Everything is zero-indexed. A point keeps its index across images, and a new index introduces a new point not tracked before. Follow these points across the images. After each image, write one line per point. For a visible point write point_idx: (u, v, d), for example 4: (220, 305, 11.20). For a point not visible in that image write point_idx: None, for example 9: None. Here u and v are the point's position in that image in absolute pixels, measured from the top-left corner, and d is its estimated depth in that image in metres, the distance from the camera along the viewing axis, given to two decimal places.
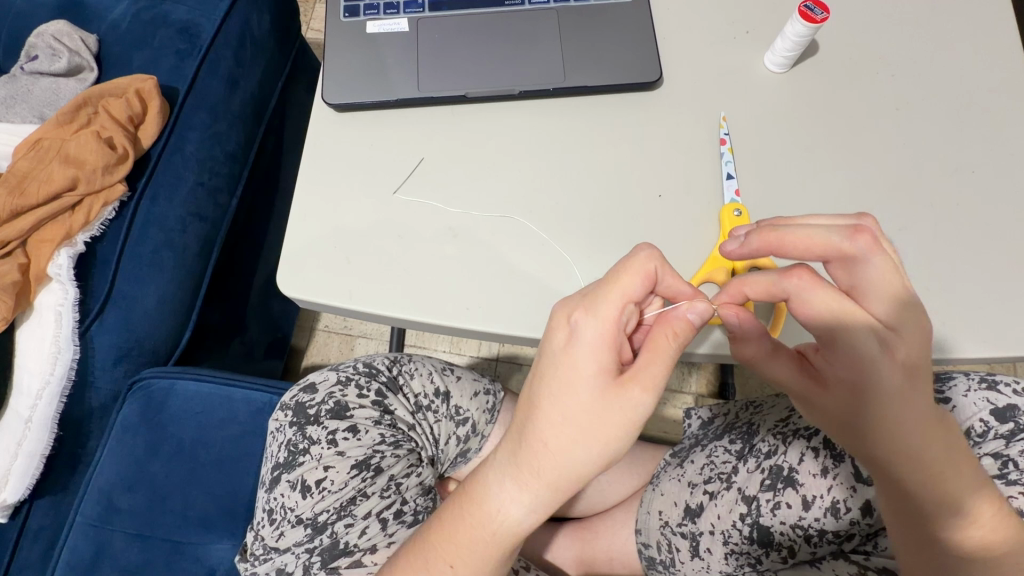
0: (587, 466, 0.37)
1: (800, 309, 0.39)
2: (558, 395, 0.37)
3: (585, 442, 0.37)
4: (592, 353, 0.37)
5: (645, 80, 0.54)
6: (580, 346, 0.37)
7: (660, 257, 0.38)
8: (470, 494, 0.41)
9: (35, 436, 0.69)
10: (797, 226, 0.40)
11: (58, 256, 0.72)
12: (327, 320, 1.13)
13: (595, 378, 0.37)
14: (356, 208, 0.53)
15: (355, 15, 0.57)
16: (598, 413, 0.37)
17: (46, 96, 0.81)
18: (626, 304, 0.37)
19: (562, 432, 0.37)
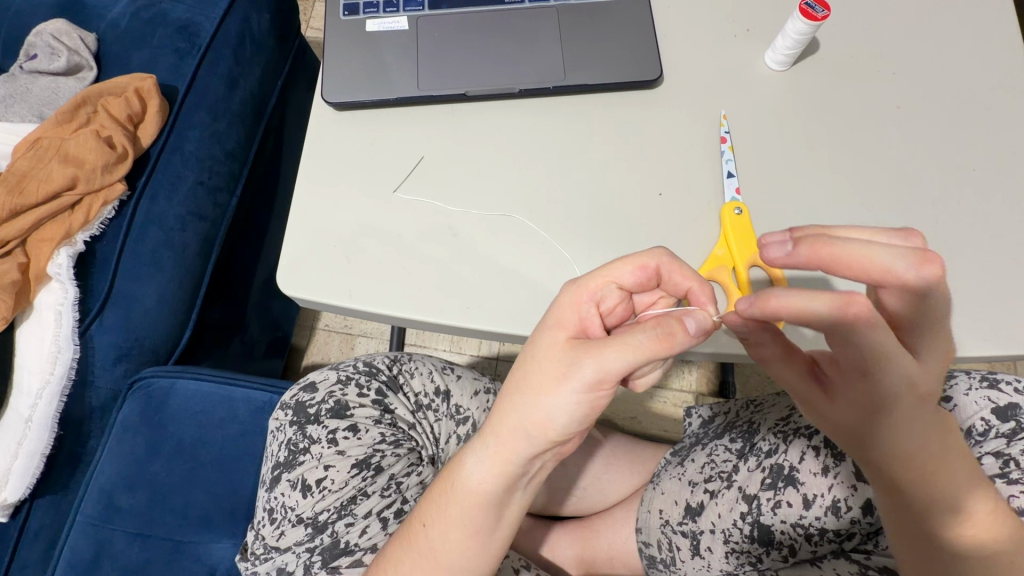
0: (524, 421, 0.39)
1: (839, 339, 0.34)
2: (527, 353, 0.40)
3: (528, 397, 0.38)
4: (559, 315, 0.39)
5: (645, 78, 0.54)
6: (559, 309, 0.40)
7: (667, 255, 0.39)
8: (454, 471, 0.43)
9: (36, 436, 0.69)
10: (859, 243, 0.34)
11: (58, 256, 0.72)
12: (328, 319, 1.13)
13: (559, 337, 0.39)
14: (356, 207, 0.52)
15: (355, 13, 0.57)
16: (545, 369, 0.38)
17: (45, 95, 0.81)
18: (612, 280, 0.39)
19: (513, 383, 0.39)
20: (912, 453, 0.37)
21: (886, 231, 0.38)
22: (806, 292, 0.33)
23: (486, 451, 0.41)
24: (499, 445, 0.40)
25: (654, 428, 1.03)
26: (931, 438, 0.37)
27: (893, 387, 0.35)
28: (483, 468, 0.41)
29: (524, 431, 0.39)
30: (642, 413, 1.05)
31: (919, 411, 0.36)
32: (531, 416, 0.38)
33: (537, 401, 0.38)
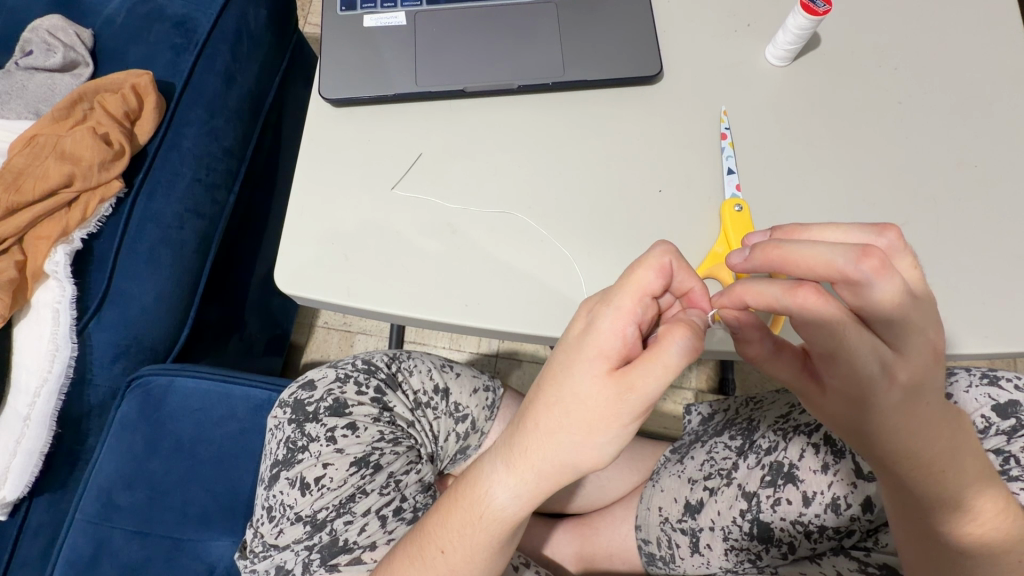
0: (573, 456, 0.37)
1: (801, 325, 0.36)
2: (564, 384, 0.37)
3: (577, 430, 0.36)
4: (601, 344, 0.36)
5: (644, 74, 0.54)
6: (594, 337, 0.36)
7: (669, 255, 0.36)
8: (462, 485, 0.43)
9: (34, 434, 0.69)
10: (800, 242, 0.36)
11: (55, 253, 0.72)
12: (327, 316, 1.13)
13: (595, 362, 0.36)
14: (354, 205, 0.52)
15: (353, 8, 0.56)
16: (591, 403, 0.36)
17: (41, 91, 0.81)
18: (644, 298, 0.36)
19: (556, 418, 0.37)
20: (904, 451, 0.37)
21: (853, 229, 0.37)
22: (762, 279, 0.37)
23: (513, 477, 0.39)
24: (544, 477, 0.39)
25: (653, 425, 1.03)
26: (923, 435, 0.36)
27: (876, 386, 0.35)
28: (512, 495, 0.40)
29: (578, 463, 0.37)
30: None
31: (907, 407, 0.36)
32: (583, 449, 0.37)
33: (588, 438, 0.36)
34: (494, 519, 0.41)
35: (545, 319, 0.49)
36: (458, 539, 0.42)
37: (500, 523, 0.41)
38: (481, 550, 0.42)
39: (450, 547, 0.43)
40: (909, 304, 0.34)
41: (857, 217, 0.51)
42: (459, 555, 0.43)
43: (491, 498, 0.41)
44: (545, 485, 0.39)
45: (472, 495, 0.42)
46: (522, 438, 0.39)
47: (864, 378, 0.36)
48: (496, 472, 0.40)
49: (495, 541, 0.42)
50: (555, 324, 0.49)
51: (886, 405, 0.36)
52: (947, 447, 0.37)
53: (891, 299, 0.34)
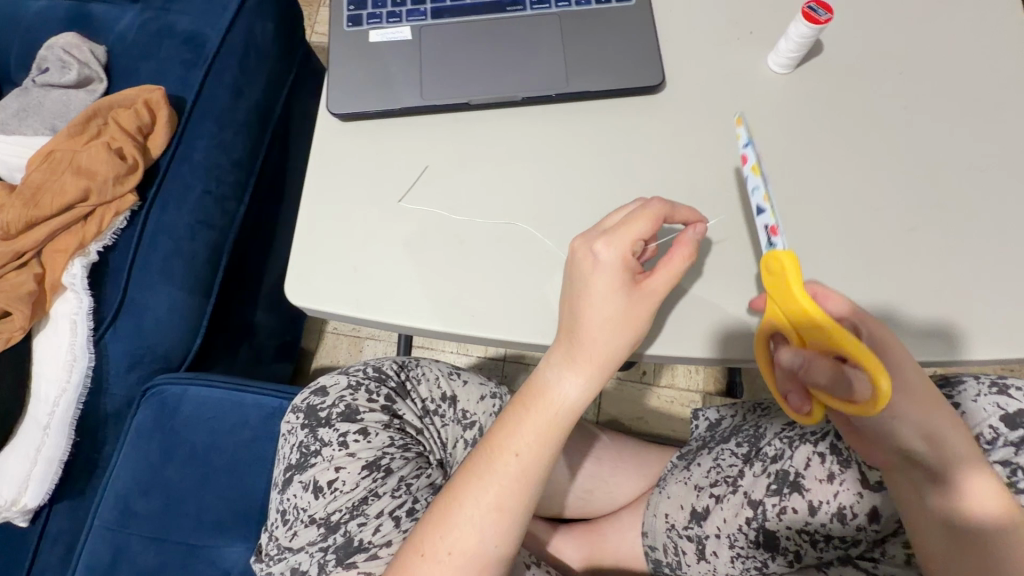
0: (619, 350, 0.46)
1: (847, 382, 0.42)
2: (595, 308, 0.45)
3: (620, 333, 0.45)
4: (614, 273, 0.45)
5: (645, 84, 0.54)
6: (605, 271, 0.45)
7: (667, 205, 0.46)
8: (530, 393, 0.47)
9: (54, 442, 0.71)
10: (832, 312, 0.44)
11: (72, 266, 0.73)
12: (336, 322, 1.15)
13: (622, 291, 0.45)
14: (360, 217, 0.53)
15: (358, 24, 0.57)
16: (627, 314, 0.45)
17: (56, 107, 0.83)
18: (641, 237, 0.45)
19: (604, 330, 0.45)
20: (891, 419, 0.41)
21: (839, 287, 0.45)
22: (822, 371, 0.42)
23: (578, 370, 0.46)
24: (599, 367, 0.46)
25: (662, 428, 1.04)
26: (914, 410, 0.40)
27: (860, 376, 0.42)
28: (580, 386, 0.46)
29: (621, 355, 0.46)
30: (649, 413, 1.06)
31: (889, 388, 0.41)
32: (634, 343, 0.46)
33: (627, 336, 0.45)
34: (565, 410, 0.46)
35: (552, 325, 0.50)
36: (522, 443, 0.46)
37: (568, 413, 0.47)
38: (552, 445, 0.46)
39: (525, 448, 0.46)
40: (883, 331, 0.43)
41: (861, 224, 0.51)
42: (532, 453, 0.46)
43: (561, 396, 0.46)
44: (602, 375, 0.46)
45: (544, 394, 0.47)
46: (579, 345, 0.46)
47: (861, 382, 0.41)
48: (563, 372, 0.46)
49: (563, 435, 0.47)
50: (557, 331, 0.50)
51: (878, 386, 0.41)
52: (953, 457, 0.39)
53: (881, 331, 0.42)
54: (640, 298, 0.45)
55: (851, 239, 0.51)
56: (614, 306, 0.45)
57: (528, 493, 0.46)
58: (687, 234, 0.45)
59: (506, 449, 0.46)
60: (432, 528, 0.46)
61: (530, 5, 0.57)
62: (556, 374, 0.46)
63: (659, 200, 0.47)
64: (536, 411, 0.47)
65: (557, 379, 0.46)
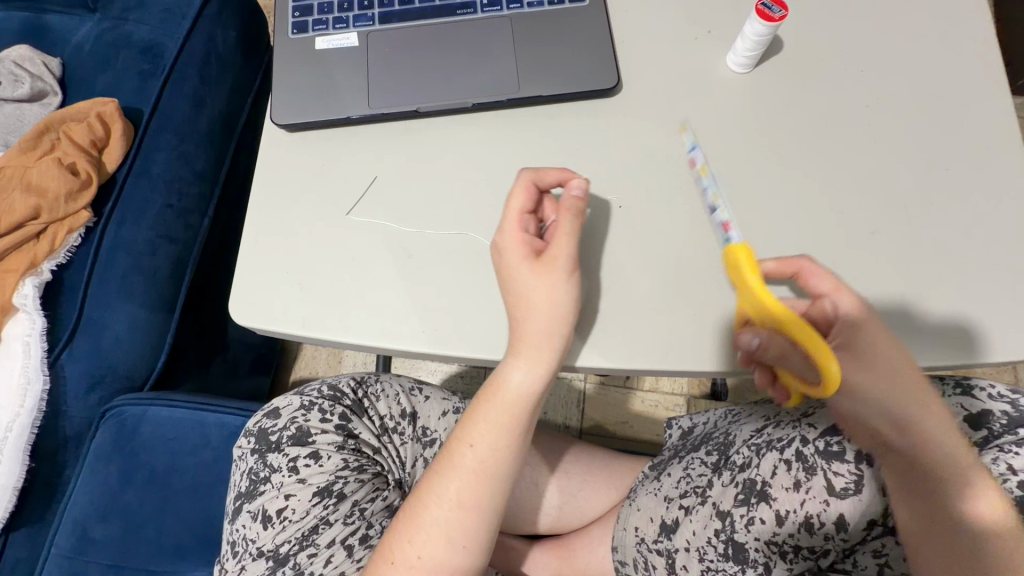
0: (540, 318, 0.44)
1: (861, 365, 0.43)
2: (506, 290, 0.46)
3: (529, 301, 0.45)
4: (511, 254, 0.46)
5: (601, 87, 0.53)
6: (503, 256, 0.46)
7: (532, 173, 0.47)
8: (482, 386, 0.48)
9: (8, 468, 0.68)
10: (842, 299, 0.44)
11: (23, 286, 0.71)
12: None
13: (523, 263, 0.45)
14: (306, 232, 0.51)
15: (304, 31, 0.56)
16: (534, 279, 0.45)
17: (11, 123, 0.81)
18: (524, 217, 0.47)
19: (518, 304, 0.45)
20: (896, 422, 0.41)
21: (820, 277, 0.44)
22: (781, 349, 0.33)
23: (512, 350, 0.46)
24: (529, 340, 0.45)
25: (647, 433, 1.03)
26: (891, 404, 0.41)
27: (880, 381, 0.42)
28: (518, 367, 0.45)
29: (552, 320, 0.44)
30: (634, 418, 1.04)
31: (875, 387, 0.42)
32: (552, 305, 0.44)
33: (541, 300, 0.44)
34: (514, 397, 0.46)
35: (506, 340, 0.48)
36: (473, 435, 0.46)
37: (518, 401, 0.46)
38: (510, 433, 0.46)
39: (478, 438, 0.45)
40: (866, 316, 0.43)
41: (825, 226, 0.50)
42: (486, 443, 0.46)
43: (507, 384, 0.46)
44: (541, 347, 0.45)
45: (492, 385, 0.46)
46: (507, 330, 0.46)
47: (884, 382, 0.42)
48: (506, 360, 0.46)
49: (524, 423, 0.47)
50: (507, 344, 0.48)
51: (879, 387, 0.42)
52: (931, 457, 0.40)
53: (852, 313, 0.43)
54: (545, 265, 0.45)
55: (815, 243, 0.49)
56: (518, 279, 0.45)
57: (489, 483, 0.45)
58: (562, 198, 0.46)
59: (461, 442, 0.46)
60: (404, 531, 0.46)
61: (482, 9, 0.55)
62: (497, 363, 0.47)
63: (528, 171, 0.48)
64: (487, 401, 0.46)
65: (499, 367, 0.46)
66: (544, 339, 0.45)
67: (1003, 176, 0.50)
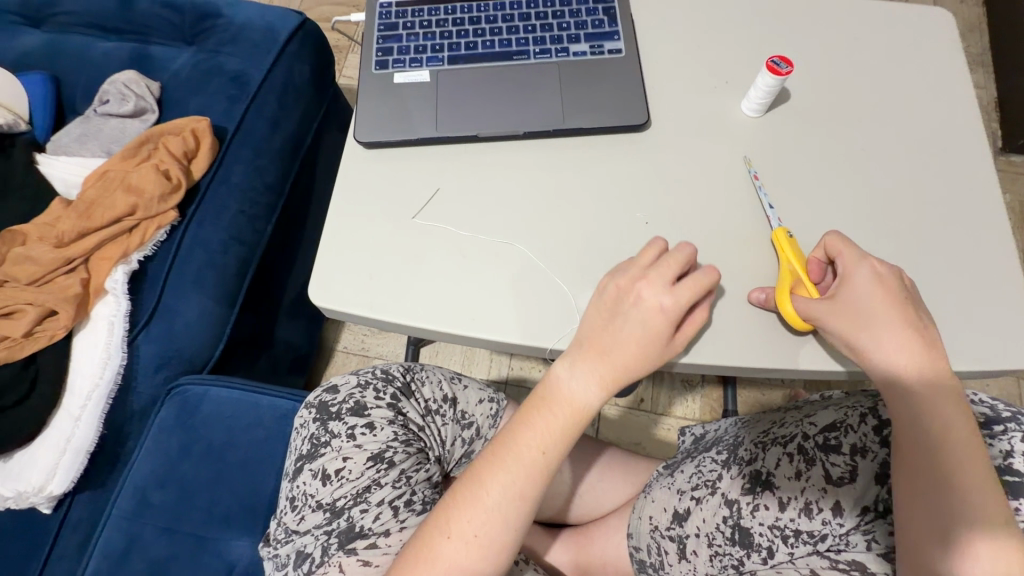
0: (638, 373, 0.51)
1: (883, 333, 0.46)
2: (637, 337, 0.50)
3: (649, 361, 0.51)
4: (656, 314, 0.50)
5: (633, 122, 0.62)
6: (647, 307, 0.50)
7: (668, 247, 0.54)
8: (544, 395, 0.52)
9: (84, 433, 0.76)
10: (867, 270, 0.48)
11: (115, 273, 0.81)
12: (346, 342, 1.23)
13: (664, 330, 0.51)
14: (377, 231, 0.60)
15: (385, 67, 0.67)
16: (662, 347, 0.51)
17: (114, 133, 0.93)
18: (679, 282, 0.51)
19: (638, 356, 0.50)
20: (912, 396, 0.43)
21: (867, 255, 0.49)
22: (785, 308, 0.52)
23: (597, 371, 0.50)
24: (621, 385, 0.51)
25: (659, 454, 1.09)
26: (920, 386, 0.43)
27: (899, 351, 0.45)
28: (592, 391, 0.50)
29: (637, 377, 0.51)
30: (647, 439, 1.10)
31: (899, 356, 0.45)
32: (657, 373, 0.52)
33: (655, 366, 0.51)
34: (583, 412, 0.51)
35: (543, 330, 0.55)
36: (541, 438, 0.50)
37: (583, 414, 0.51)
38: (572, 438, 0.51)
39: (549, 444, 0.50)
40: (899, 292, 0.47)
41: None
42: (551, 447, 0.50)
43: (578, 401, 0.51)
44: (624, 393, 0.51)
45: (556, 397, 0.51)
46: (613, 365, 0.50)
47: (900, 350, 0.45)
48: (583, 379, 0.51)
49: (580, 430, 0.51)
50: (546, 335, 0.55)
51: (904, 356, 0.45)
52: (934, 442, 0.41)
53: (881, 285, 0.47)
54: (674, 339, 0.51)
55: None
56: (645, 335, 0.50)
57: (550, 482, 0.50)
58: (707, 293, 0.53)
59: (528, 446, 0.50)
60: (459, 511, 0.49)
61: (534, 56, 0.67)
62: (565, 376, 0.51)
63: (661, 242, 0.54)
64: (552, 412, 0.51)
65: (567, 380, 0.51)
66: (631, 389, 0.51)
67: (983, 212, 0.58)
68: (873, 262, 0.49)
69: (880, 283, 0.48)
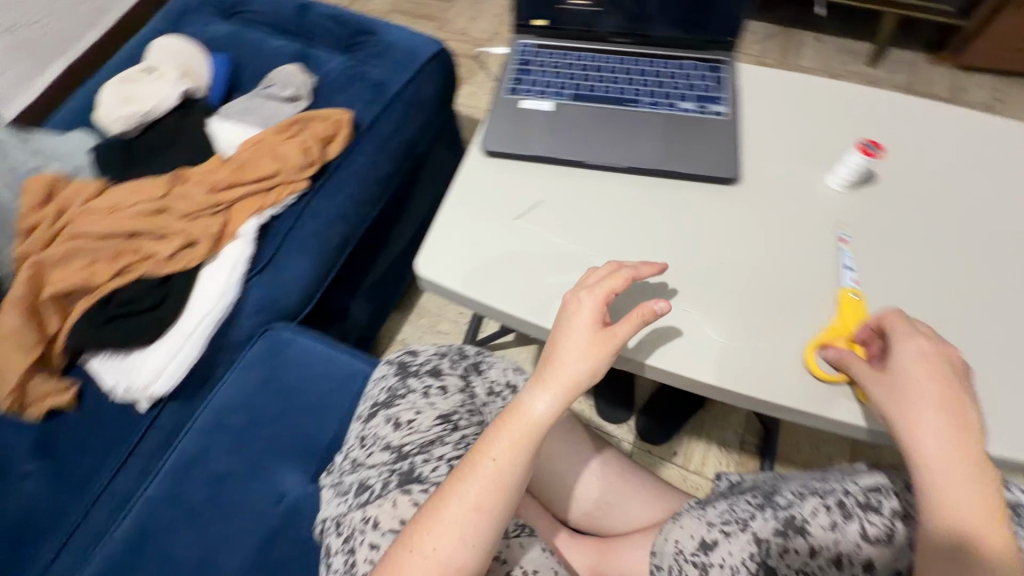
0: (575, 366, 0.53)
1: (918, 403, 0.48)
2: (568, 337, 0.54)
3: (584, 357, 0.53)
4: (590, 310, 0.55)
5: (726, 176, 0.69)
6: (580, 310, 0.55)
7: (619, 265, 0.60)
8: (506, 412, 0.53)
9: (190, 348, 0.88)
10: (919, 345, 0.51)
11: (248, 223, 0.95)
12: (405, 334, 1.44)
13: (591, 328, 0.54)
14: (484, 226, 0.69)
15: (516, 93, 0.78)
16: (590, 346, 0.53)
17: (269, 111, 1.09)
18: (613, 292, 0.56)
19: (570, 352, 0.53)
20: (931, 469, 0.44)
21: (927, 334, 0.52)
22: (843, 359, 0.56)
23: (548, 386, 0.53)
24: (564, 386, 0.53)
25: None
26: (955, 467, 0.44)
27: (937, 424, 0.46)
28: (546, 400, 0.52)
29: (576, 373, 0.53)
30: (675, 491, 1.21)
31: (936, 430, 0.46)
32: (596, 370, 0.53)
33: (582, 362, 0.53)
34: (535, 425, 0.51)
35: None
36: (493, 444, 0.51)
37: (538, 428, 0.51)
38: (526, 451, 0.51)
39: (502, 452, 0.50)
40: (948, 372, 0.49)
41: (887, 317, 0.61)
42: (506, 457, 0.50)
43: (532, 413, 0.52)
44: (569, 393, 0.52)
45: (515, 412, 0.52)
46: (545, 366, 0.54)
47: (941, 423, 0.46)
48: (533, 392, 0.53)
49: (536, 446, 0.51)
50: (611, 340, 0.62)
51: (944, 430, 0.46)
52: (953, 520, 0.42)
53: (931, 362, 0.50)
54: (604, 336, 0.54)
55: None
56: (583, 335, 0.54)
57: (507, 496, 0.49)
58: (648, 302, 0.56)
59: (485, 454, 0.50)
60: (424, 523, 0.49)
61: (648, 104, 0.76)
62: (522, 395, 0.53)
63: (616, 262, 0.60)
64: (511, 423, 0.52)
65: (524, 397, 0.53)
66: (580, 388, 0.53)
67: None
68: (928, 339, 0.51)
69: (930, 360, 0.50)
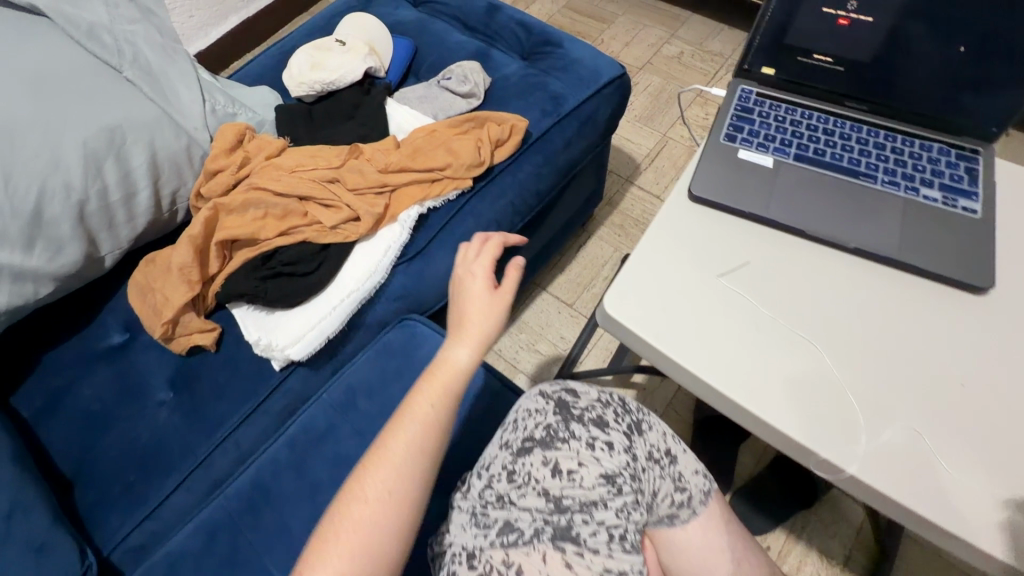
0: (484, 315, 0.61)
1: None
2: (476, 302, 0.61)
3: (488, 314, 0.61)
4: (481, 278, 0.62)
5: (973, 282, 0.61)
6: (470, 277, 0.62)
7: (486, 236, 0.66)
8: (428, 369, 0.60)
9: (332, 321, 0.87)
10: None
11: (410, 210, 0.94)
12: (503, 346, 1.44)
13: (482, 280, 0.62)
14: (682, 275, 0.64)
15: (732, 141, 0.73)
16: (490, 299, 0.61)
17: (444, 104, 1.10)
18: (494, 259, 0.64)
19: (482, 311, 0.61)
20: None
21: None
22: None
23: (468, 339, 0.60)
24: (482, 334, 0.61)
25: None
26: None
27: None
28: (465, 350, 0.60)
29: (480, 327, 0.60)
30: None
31: None
32: (497, 322, 0.61)
33: (490, 322, 0.61)
34: (455, 375, 0.59)
35: (822, 435, 0.54)
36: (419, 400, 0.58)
37: (458, 378, 0.59)
38: (435, 411, 0.58)
39: (424, 411, 0.57)
40: None
41: None
42: (427, 413, 0.57)
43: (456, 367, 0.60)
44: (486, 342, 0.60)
45: (438, 369, 0.60)
46: (467, 322, 0.60)
47: None
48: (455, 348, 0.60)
49: (455, 394, 0.59)
50: (818, 439, 0.54)
51: None
52: None
53: None
54: (499, 296, 0.62)
55: None
56: (478, 288, 0.62)
57: (426, 454, 0.56)
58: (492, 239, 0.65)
59: (406, 419, 0.57)
60: (336, 522, 0.53)
61: (881, 183, 0.69)
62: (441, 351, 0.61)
63: (480, 237, 0.66)
64: (430, 379, 0.59)
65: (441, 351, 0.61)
66: (489, 338, 0.61)
67: None
68: None
69: None
